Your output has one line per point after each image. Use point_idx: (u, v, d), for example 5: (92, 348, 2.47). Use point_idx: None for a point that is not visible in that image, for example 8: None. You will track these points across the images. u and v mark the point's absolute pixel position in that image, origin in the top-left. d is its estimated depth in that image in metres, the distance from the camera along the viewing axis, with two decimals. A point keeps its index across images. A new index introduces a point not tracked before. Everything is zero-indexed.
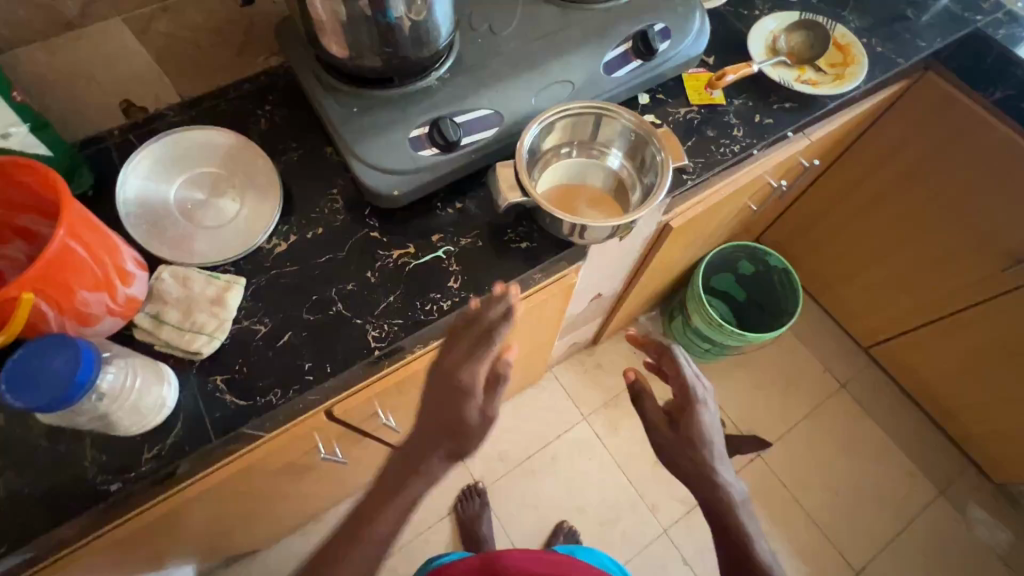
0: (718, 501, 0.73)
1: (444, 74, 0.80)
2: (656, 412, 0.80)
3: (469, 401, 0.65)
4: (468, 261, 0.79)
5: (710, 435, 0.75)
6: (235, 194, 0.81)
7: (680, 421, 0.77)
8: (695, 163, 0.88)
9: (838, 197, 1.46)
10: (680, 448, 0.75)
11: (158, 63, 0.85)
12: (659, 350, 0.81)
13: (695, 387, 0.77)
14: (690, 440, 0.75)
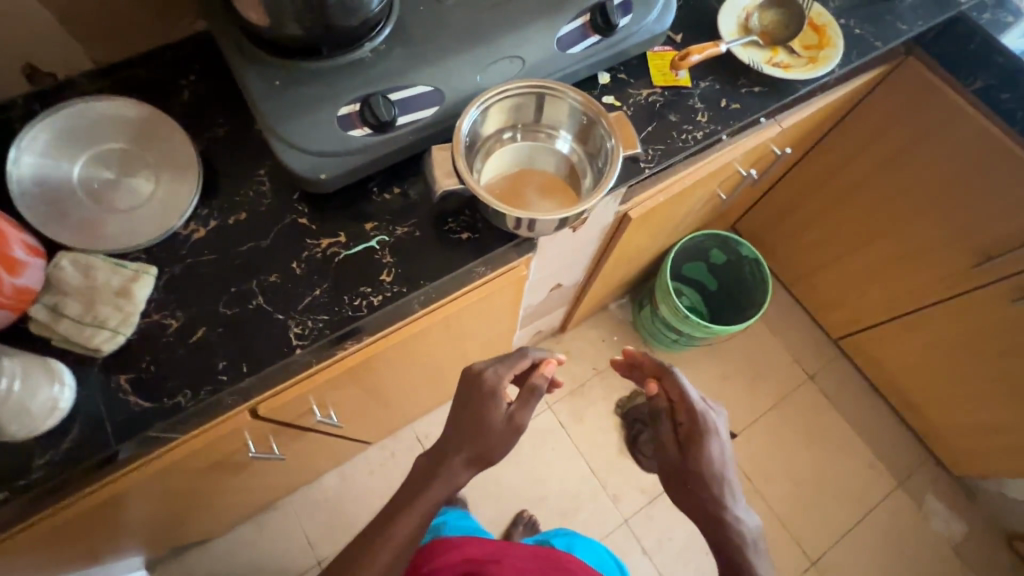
0: (724, 535, 0.69)
1: (379, 45, 0.72)
2: (667, 434, 0.75)
3: (494, 410, 0.71)
4: (405, 253, 0.73)
5: (722, 469, 0.71)
6: (149, 172, 0.74)
7: (690, 448, 0.72)
8: (653, 150, 0.83)
9: (813, 185, 1.42)
10: (686, 480, 0.72)
11: (62, 24, 0.76)
12: (657, 370, 0.82)
13: (704, 412, 0.74)
14: (698, 475, 0.70)
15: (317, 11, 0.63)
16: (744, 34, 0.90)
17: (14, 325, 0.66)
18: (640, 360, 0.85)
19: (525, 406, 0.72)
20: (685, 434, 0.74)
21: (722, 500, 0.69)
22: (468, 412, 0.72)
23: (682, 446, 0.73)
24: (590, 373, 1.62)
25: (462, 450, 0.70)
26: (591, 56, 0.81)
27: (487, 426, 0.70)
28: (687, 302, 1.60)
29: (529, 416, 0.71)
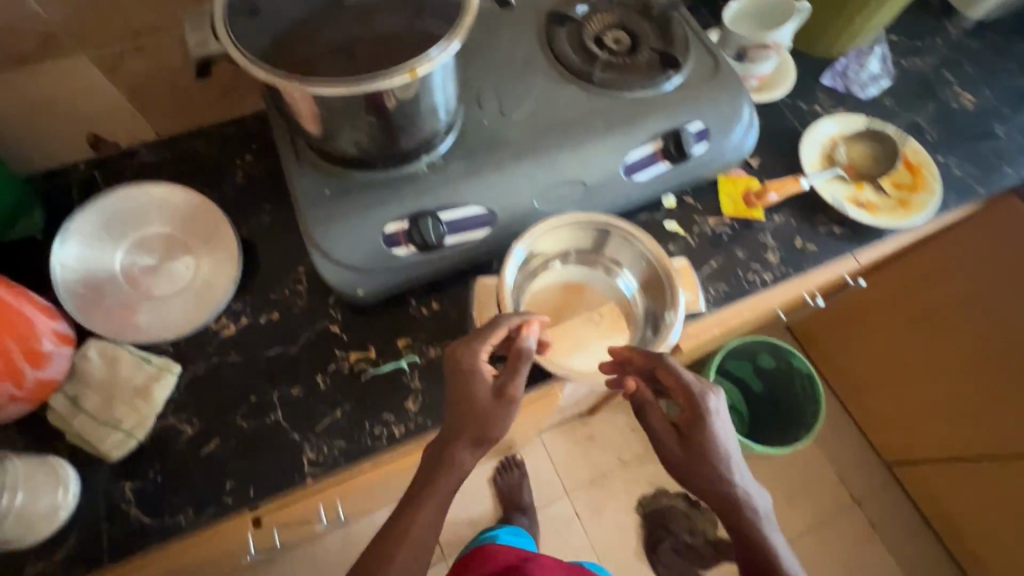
0: (742, 531, 0.54)
1: (435, 160, 0.69)
2: (661, 423, 0.58)
3: (480, 381, 0.56)
4: (434, 379, 0.69)
5: (730, 447, 0.56)
6: (190, 259, 0.72)
7: (688, 432, 0.56)
8: (716, 290, 0.76)
9: (884, 302, 1.31)
10: (693, 481, 0.55)
11: (132, 101, 0.76)
12: (649, 363, 0.62)
13: (699, 391, 0.57)
14: (705, 471, 0.55)
15: (385, 129, 0.62)
16: (828, 166, 0.84)
17: (30, 413, 0.64)
18: (630, 359, 0.65)
19: (514, 375, 0.56)
20: (684, 419, 0.57)
21: (738, 496, 0.54)
22: (457, 389, 0.56)
23: (681, 433, 0.56)
24: (614, 462, 1.53)
25: (463, 432, 0.54)
26: (658, 182, 0.76)
27: (474, 403, 0.55)
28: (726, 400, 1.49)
29: (523, 386, 0.56)
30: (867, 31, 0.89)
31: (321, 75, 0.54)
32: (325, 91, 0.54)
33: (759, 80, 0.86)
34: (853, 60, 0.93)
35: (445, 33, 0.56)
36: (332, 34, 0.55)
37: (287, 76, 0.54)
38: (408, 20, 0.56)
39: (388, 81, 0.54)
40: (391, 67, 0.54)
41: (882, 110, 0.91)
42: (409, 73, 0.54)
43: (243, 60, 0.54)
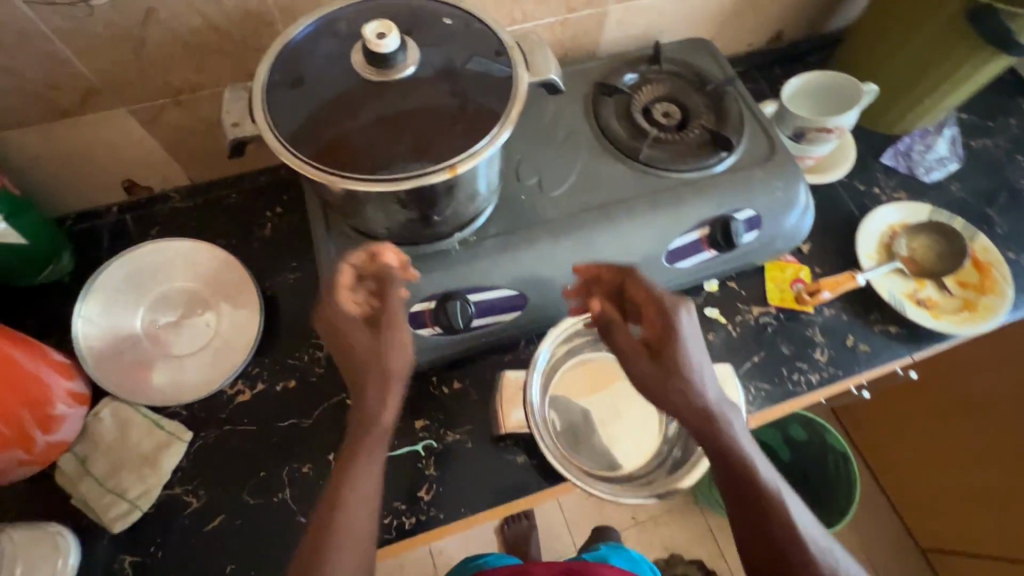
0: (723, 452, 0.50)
1: (469, 236, 0.66)
2: (629, 342, 0.53)
3: (360, 329, 0.52)
4: (451, 467, 0.65)
5: (707, 367, 0.51)
6: (210, 318, 0.70)
7: (661, 351, 0.50)
8: (756, 389, 0.71)
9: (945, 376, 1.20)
10: (670, 408, 0.50)
11: (168, 152, 0.75)
12: (617, 278, 0.58)
13: (671, 300, 0.52)
14: (680, 394, 0.50)
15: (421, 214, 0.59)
16: (885, 258, 0.78)
17: (38, 474, 0.63)
18: (597, 274, 0.61)
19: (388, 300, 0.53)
20: (651, 335, 0.52)
21: (713, 419, 0.50)
22: (342, 346, 0.52)
23: (652, 351, 0.51)
24: (627, 521, 1.47)
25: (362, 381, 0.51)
26: (699, 268, 0.72)
27: (352, 354, 0.51)
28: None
29: (397, 307, 0.52)
30: (936, 113, 0.83)
31: (358, 168, 0.52)
32: (359, 186, 0.52)
33: (815, 161, 0.82)
34: (918, 139, 0.88)
35: (490, 128, 0.54)
36: (373, 123, 0.53)
37: (323, 167, 0.52)
38: (453, 112, 0.54)
39: (427, 179, 0.52)
40: (431, 163, 0.52)
41: (947, 197, 0.85)
42: (450, 172, 0.52)
43: (278, 146, 0.52)
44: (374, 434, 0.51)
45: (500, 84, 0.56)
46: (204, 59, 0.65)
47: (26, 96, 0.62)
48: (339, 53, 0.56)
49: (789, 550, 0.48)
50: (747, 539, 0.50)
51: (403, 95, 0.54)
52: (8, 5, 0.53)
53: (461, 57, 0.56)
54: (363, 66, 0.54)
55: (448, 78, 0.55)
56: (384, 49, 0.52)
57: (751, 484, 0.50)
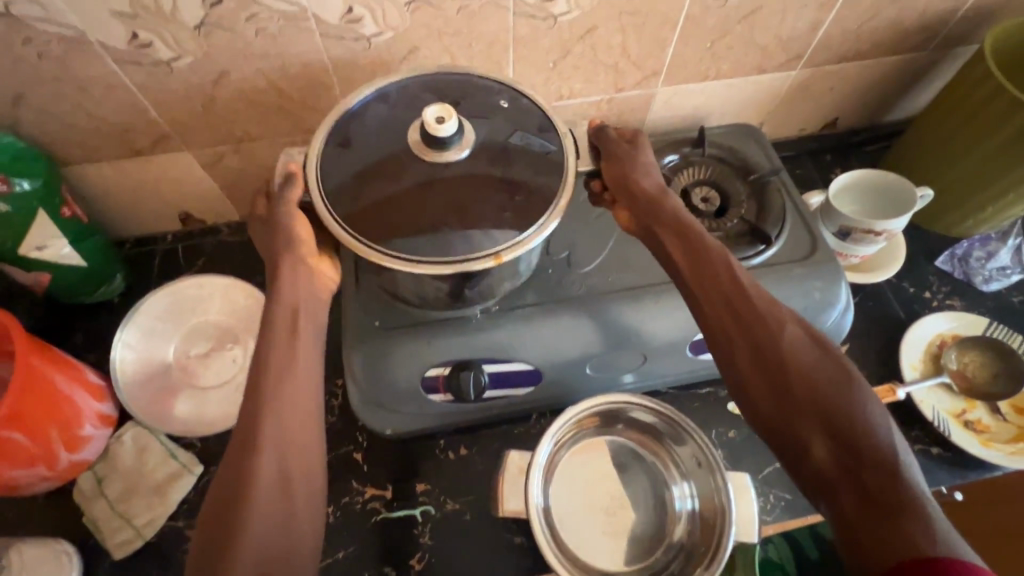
0: (690, 230, 0.56)
1: (492, 305, 0.65)
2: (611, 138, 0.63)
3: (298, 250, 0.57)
4: (447, 537, 0.64)
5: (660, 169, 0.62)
6: (237, 353, 0.73)
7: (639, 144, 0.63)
8: (776, 498, 0.66)
9: None
10: (633, 179, 0.60)
11: (224, 191, 0.80)
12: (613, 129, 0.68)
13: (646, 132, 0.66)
14: (640, 172, 0.60)
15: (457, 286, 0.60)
16: (932, 368, 0.73)
17: (57, 490, 0.65)
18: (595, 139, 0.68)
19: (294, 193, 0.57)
20: (620, 135, 0.64)
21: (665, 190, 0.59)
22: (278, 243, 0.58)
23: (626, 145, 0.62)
24: None
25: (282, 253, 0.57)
26: None
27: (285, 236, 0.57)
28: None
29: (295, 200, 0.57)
30: (999, 220, 0.79)
31: (402, 246, 0.53)
32: (401, 265, 0.52)
33: (862, 258, 0.78)
34: (978, 244, 0.83)
35: (536, 218, 0.55)
36: (422, 202, 0.55)
37: (368, 242, 0.53)
38: (503, 199, 0.55)
39: (467, 267, 0.52)
40: (475, 249, 0.53)
41: (1009, 309, 0.80)
42: (495, 260, 0.53)
43: (327, 215, 0.54)
44: (289, 326, 0.54)
45: (545, 172, 0.57)
46: (265, 114, 0.69)
47: (105, 137, 0.68)
48: (385, 127, 0.58)
49: (738, 301, 0.51)
50: (707, 320, 0.52)
51: (453, 177, 0.55)
52: (101, 62, 0.59)
53: (511, 144, 0.57)
54: (425, 154, 0.55)
55: (491, 161, 0.56)
56: (442, 134, 0.53)
57: (698, 245, 0.54)
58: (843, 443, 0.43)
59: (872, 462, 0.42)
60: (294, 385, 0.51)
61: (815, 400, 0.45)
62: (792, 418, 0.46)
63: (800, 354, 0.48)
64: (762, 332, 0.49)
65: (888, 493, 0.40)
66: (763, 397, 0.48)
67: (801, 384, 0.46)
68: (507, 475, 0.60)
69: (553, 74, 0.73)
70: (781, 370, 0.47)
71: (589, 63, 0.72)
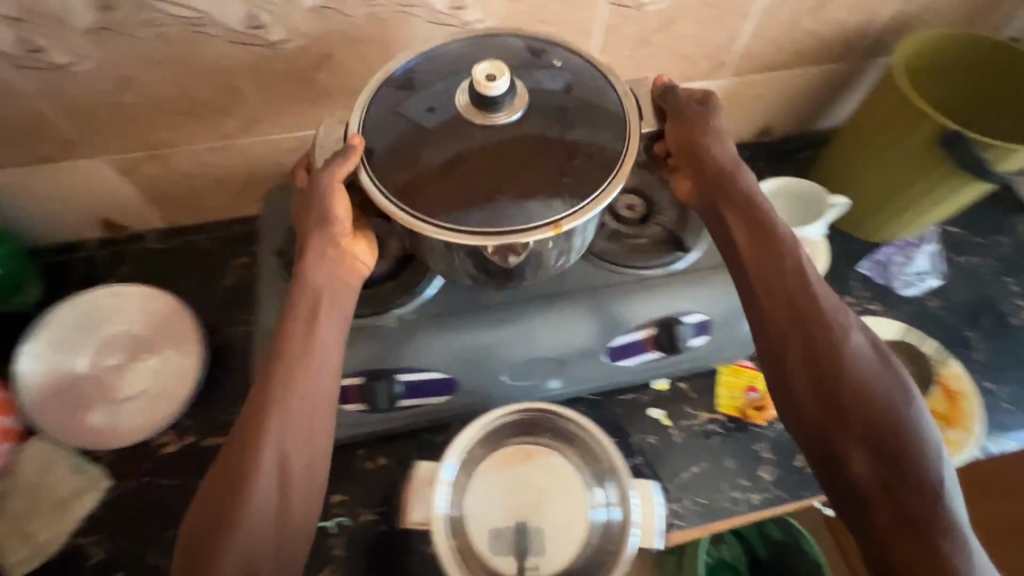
0: (759, 221, 0.55)
1: (406, 314, 0.65)
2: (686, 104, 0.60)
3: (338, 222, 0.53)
4: (358, 548, 0.64)
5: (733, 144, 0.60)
6: (153, 363, 0.71)
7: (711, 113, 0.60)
8: (690, 503, 0.67)
9: None
10: (707, 156, 0.58)
11: (145, 197, 0.78)
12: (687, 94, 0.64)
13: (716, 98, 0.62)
14: (711, 140, 0.58)
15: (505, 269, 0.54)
16: None
17: None
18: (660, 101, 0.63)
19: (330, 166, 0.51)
20: (693, 96, 0.61)
21: (738, 173, 0.57)
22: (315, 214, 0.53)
23: (699, 115, 0.59)
24: None
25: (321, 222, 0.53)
26: (643, 365, 0.71)
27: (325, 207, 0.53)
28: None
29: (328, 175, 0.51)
30: (916, 227, 0.81)
31: (455, 216, 0.48)
32: (452, 240, 0.47)
33: None
34: (897, 251, 0.85)
35: (595, 184, 0.49)
36: (469, 167, 0.49)
37: (414, 211, 0.48)
38: (559, 162, 0.50)
39: (531, 238, 0.47)
40: (533, 221, 0.48)
41: (926, 315, 0.82)
42: (555, 230, 0.48)
43: (369, 184, 0.49)
44: (309, 312, 0.52)
45: (606, 128, 0.51)
46: (178, 120, 0.68)
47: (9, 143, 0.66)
48: None
49: (801, 300, 0.52)
50: (769, 324, 0.53)
51: (504, 139, 0.50)
52: None
53: (568, 99, 0.52)
54: (478, 118, 0.50)
55: (547, 117, 0.51)
56: (495, 93, 0.48)
57: (767, 240, 0.55)
58: (889, 458, 0.46)
59: (916, 482, 0.45)
60: (303, 387, 0.49)
61: (866, 412, 0.48)
62: (839, 427, 0.48)
63: (862, 368, 0.49)
64: (820, 336, 0.50)
65: (924, 514, 0.44)
66: (810, 403, 0.50)
67: (854, 394, 0.48)
68: (416, 486, 0.61)
69: None
70: (835, 378, 0.49)
71: None
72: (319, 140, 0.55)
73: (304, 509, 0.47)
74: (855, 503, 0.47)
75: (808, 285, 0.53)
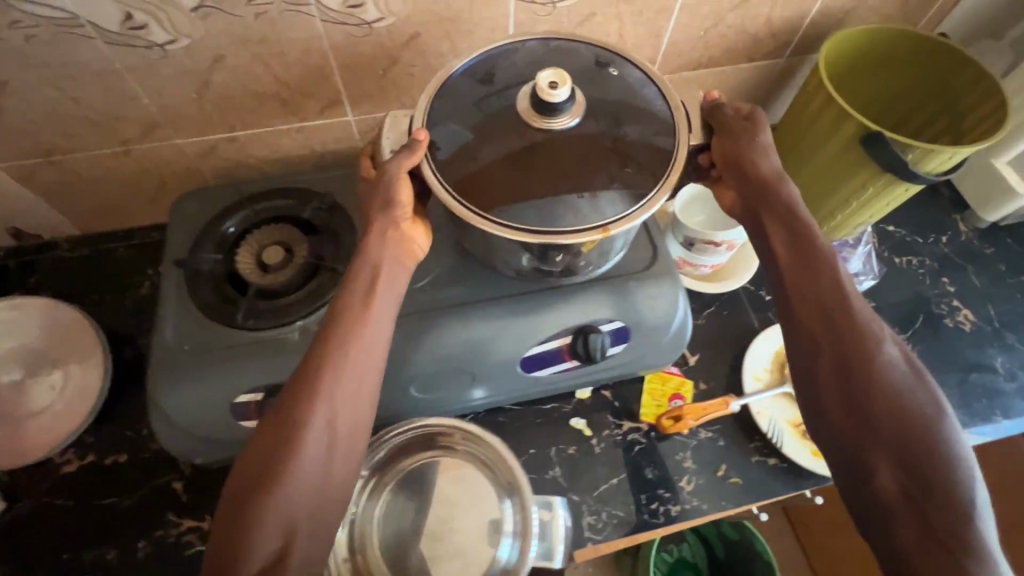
0: (796, 227, 0.54)
1: (310, 325, 0.63)
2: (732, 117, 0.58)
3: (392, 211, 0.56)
4: None
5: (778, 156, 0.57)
6: (55, 379, 0.68)
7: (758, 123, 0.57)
8: (607, 516, 0.66)
9: None
10: (749, 164, 0.56)
11: (51, 205, 0.75)
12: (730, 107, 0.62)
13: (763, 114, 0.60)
14: (760, 152, 0.56)
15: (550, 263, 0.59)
16: (778, 378, 0.74)
17: None
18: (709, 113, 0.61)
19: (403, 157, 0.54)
20: (738, 112, 0.59)
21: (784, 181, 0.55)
22: (378, 203, 0.57)
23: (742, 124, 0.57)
24: None
25: (381, 209, 0.56)
26: (560, 374, 0.69)
27: (389, 195, 0.56)
28: (670, 561, 1.23)
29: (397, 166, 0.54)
30: (850, 229, 0.79)
31: (511, 213, 0.52)
32: (505, 233, 0.52)
33: (714, 269, 0.78)
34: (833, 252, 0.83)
35: (645, 193, 0.54)
36: (530, 166, 0.54)
37: (471, 206, 0.53)
38: (610, 170, 0.55)
39: (578, 239, 0.52)
40: (583, 223, 0.53)
41: None
42: (603, 233, 0.52)
43: (433, 178, 0.53)
44: (366, 286, 0.54)
45: (654, 134, 0.56)
46: (71, 125, 0.65)
47: None
48: None
49: (835, 308, 0.51)
50: (801, 330, 0.52)
51: (559, 144, 0.54)
52: None
53: (615, 107, 0.57)
54: (536, 123, 0.54)
55: (599, 124, 0.55)
56: (557, 99, 0.52)
57: (806, 249, 0.53)
58: (916, 471, 0.45)
59: (944, 500, 0.44)
60: (358, 360, 0.51)
61: (896, 426, 0.46)
62: (869, 438, 0.47)
63: (896, 379, 0.48)
64: (852, 346, 0.49)
65: (949, 532, 0.43)
66: (840, 410, 0.49)
67: (886, 406, 0.47)
68: None
69: (386, 82, 0.69)
70: (865, 389, 0.48)
71: (422, 70, 0.69)
72: (384, 131, 0.58)
73: (341, 481, 0.49)
74: (876, 514, 0.46)
75: (846, 296, 0.51)
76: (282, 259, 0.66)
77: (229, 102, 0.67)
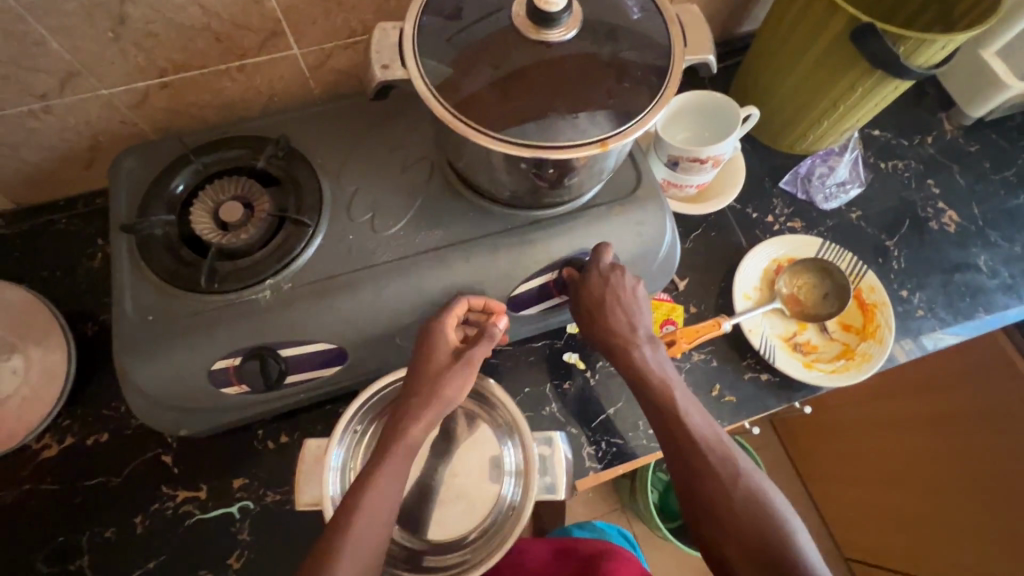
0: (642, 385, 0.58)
1: (279, 285, 0.58)
2: (603, 278, 0.60)
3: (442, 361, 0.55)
4: (265, 532, 0.62)
5: (640, 308, 0.61)
6: (16, 359, 0.62)
7: (620, 283, 0.60)
8: (605, 448, 0.66)
9: None
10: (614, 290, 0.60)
11: None
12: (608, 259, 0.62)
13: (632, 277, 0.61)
14: (620, 319, 0.60)
15: (554, 179, 0.56)
16: (767, 295, 0.73)
17: None
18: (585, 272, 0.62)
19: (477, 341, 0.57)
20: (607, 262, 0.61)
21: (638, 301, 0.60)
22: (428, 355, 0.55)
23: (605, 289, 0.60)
24: None
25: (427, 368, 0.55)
26: (547, 309, 0.68)
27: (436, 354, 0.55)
28: (664, 478, 1.25)
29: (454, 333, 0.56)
30: (836, 136, 0.76)
31: (512, 131, 0.49)
32: (506, 149, 0.48)
33: (700, 188, 0.74)
34: (819, 161, 0.82)
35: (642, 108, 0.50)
36: (527, 82, 0.50)
37: (472, 123, 0.49)
38: (608, 84, 0.51)
39: (581, 153, 0.49)
40: (582, 137, 0.49)
41: (849, 227, 0.79)
42: (602, 147, 0.49)
43: (426, 92, 0.49)
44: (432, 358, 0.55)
45: (646, 44, 0.52)
46: None
47: None
48: None
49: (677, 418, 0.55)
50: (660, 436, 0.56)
51: (557, 59, 0.50)
52: None
53: (610, 18, 0.52)
54: (532, 34, 0.50)
55: (597, 40, 0.51)
56: (554, 8, 0.48)
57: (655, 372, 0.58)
58: (729, 505, 0.51)
59: (747, 527, 0.50)
60: (403, 454, 0.52)
61: (742, 520, 0.50)
62: (696, 477, 0.53)
63: (732, 468, 0.53)
64: (696, 450, 0.53)
65: (751, 550, 0.49)
66: (699, 509, 0.52)
67: (722, 479, 0.52)
68: (299, 467, 0.59)
69: (331, 6, 0.62)
70: (694, 451, 0.54)
71: None
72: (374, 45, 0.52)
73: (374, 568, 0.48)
74: None
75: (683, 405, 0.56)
76: (241, 216, 0.60)
77: (154, 40, 0.59)
